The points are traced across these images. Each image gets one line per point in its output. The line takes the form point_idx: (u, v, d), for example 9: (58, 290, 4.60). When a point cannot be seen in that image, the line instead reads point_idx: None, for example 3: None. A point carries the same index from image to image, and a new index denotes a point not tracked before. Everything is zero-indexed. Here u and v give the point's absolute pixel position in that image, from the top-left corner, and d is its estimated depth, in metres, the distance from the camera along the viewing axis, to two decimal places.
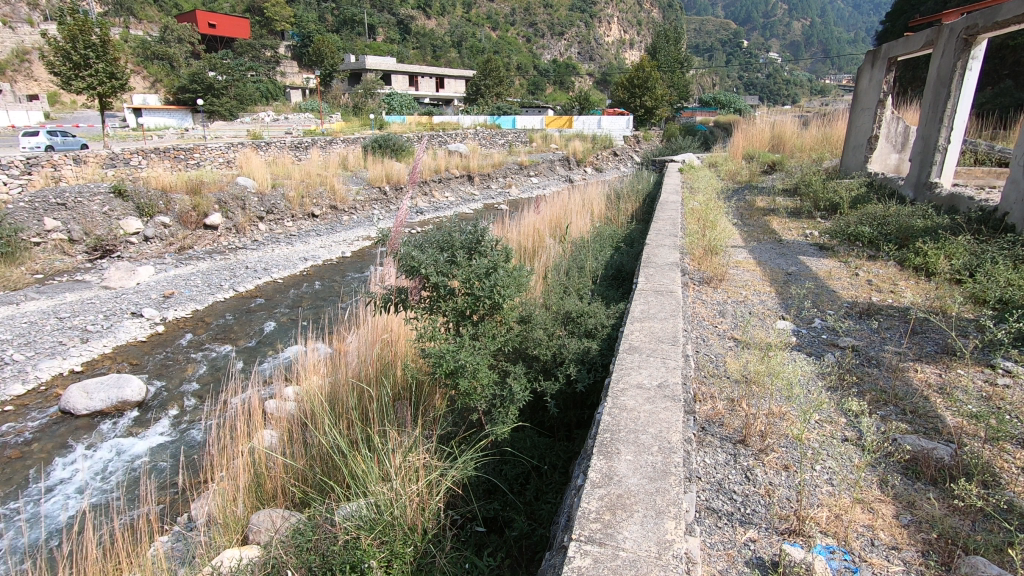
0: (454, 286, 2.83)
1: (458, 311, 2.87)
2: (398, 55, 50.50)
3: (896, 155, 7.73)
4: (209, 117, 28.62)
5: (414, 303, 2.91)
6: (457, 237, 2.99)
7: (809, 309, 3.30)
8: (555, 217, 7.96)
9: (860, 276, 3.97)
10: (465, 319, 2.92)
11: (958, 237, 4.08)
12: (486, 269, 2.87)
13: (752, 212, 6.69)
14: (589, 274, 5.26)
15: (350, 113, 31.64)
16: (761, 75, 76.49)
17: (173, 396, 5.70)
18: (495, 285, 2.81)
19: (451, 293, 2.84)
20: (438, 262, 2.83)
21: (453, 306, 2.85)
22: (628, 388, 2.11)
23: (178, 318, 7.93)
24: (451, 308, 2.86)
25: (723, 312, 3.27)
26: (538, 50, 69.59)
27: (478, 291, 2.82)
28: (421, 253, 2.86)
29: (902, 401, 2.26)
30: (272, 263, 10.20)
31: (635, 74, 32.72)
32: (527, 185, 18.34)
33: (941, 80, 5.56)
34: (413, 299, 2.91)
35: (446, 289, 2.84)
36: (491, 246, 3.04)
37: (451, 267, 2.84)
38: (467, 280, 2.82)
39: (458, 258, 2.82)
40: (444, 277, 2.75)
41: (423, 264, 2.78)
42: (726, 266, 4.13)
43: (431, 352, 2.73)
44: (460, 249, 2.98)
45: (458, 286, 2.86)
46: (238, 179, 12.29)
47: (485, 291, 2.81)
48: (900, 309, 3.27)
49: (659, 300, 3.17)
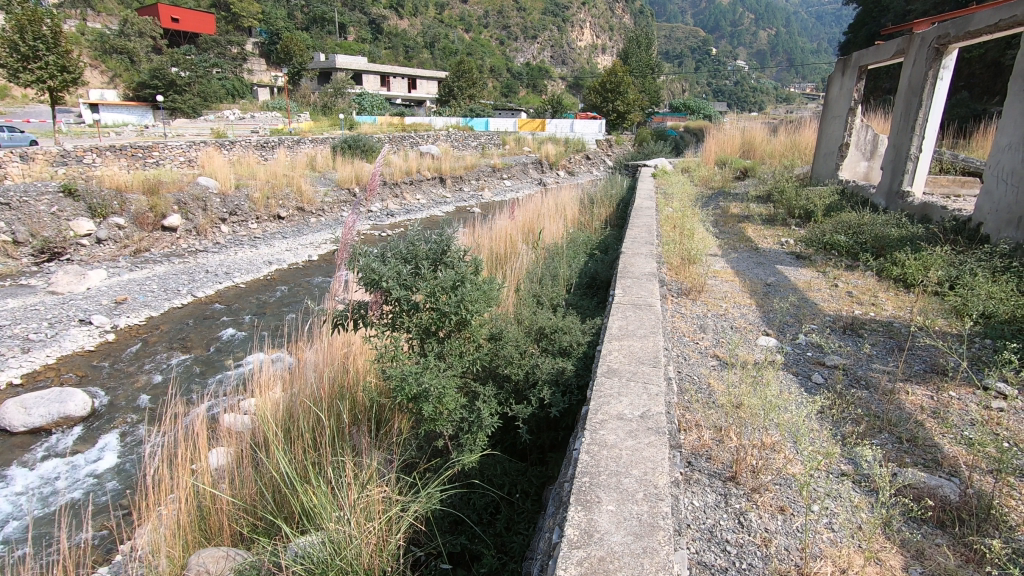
0: (417, 299, 2.59)
1: (422, 328, 2.63)
2: (369, 55, 49.81)
3: (865, 163, 7.79)
4: (171, 114, 27.60)
5: (374, 319, 2.65)
6: (421, 245, 2.74)
7: (791, 325, 3.16)
8: (527, 221, 7.72)
9: (839, 287, 3.88)
10: (430, 335, 2.67)
11: (936, 248, 4.03)
12: (453, 281, 2.64)
13: (726, 219, 6.62)
14: (563, 281, 5.14)
15: (319, 113, 31.02)
16: (728, 82, 78.14)
17: (121, 410, 5.28)
18: (462, 299, 2.59)
19: (415, 308, 2.59)
20: (398, 275, 2.58)
21: (415, 321, 2.60)
22: (608, 419, 1.91)
23: (130, 326, 7.44)
24: (413, 325, 2.61)
25: (704, 327, 3.10)
26: (510, 53, 69.73)
27: (444, 303, 2.59)
28: (381, 264, 2.61)
29: (896, 428, 2.11)
30: (234, 267, 9.73)
31: (608, 79, 32.94)
32: (500, 189, 18.17)
33: (913, 88, 5.56)
34: (373, 315, 2.65)
35: (408, 304, 2.60)
36: (458, 257, 2.81)
37: (414, 278, 2.60)
38: (432, 291, 2.59)
39: (422, 270, 2.58)
40: (405, 289, 2.51)
41: (383, 275, 2.53)
42: (704, 277, 3.98)
43: (393, 373, 2.48)
44: (424, 260, 2.74)
45: (421, 301, 2.61)
46: (199, 179, 11.74)
47: (453, 305, 2.58)
48: (884, 324, 3.16)
49: (637, 315, 2.99)
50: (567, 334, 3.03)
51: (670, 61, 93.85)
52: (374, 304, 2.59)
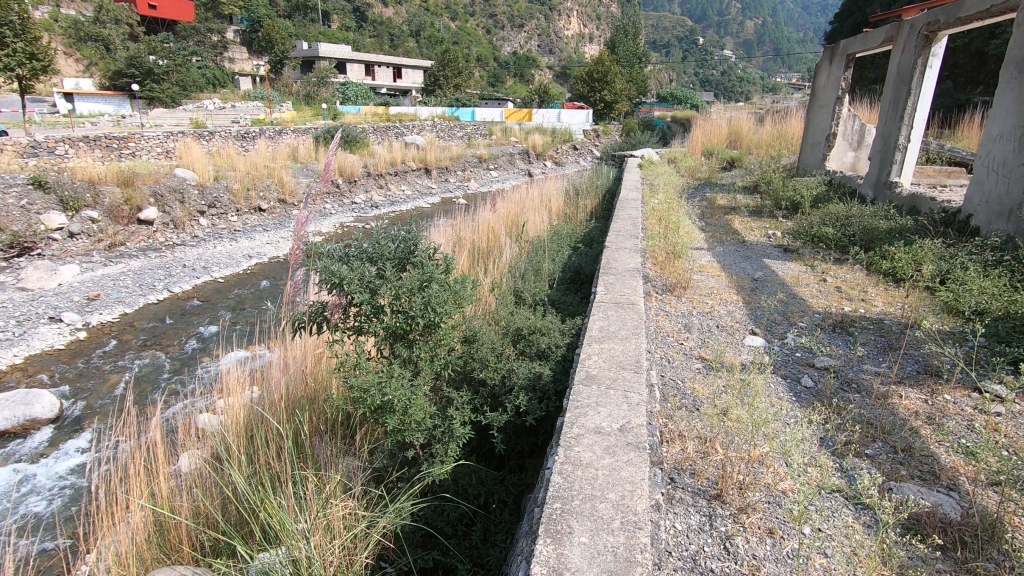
0: (382, 303, 2.45)
1: (388, 332, 2.48)
2: (353, 43, 48.94)
3: (852, 153, 7.71)
4: (149, 103, 26.91)
5: (337, 324, 2.49)
6: (386, 245, 2.60)
7: (780, 323, 3.04)
8: (510, 213, 7.54)
9: (828, 282, 3.78)
10: (397, 340, 2.53)
11: (926, 240, 3.93)
12: (420, 282, 2.50)
13: (713, 210, 6.50)
14: (546, 276, 5.01)
15: (302, 103, 30.44)
16: (715, 72, 78.16)
17: (90, 412, 5.05)
18: (430, 302, 2.45)
19: (380, 312, 2.45)
20: (361, 277, 2.44)
21: (381, 326, 2.46)
22: (584, 434, 1.76)
23: (102, 323, 7.17)
24: (379, 329, 2.47)
25: (688, 326, 2.97)
26: (496, 42, 69.09)
27: (411, 306, 2.45)
28: (343, 266, 2.46)
29: (890, 437, 1.99)
30: (212, 261, 9.45)
31: (595, 68, 32.67)
32: (486, 179, 17.94)
33: (901, 76, 5.45)
34: (336, 320, 2.49)
35: (373, 308, 2.45)
36: (426, 257, 2.65)
37: (378, 280, 2.45)
38: (397, 294, 2.45)
39: (386, 271, 2.44)
40: (368, 291, 2.37)
41: (345, 278, 2.38)
42: (690, 272, 3.85)
43: (356, 382, 2.32)
44: (390, 260, 2.60)
45: (387, 305, 2.47)
46: (177, 170, 11.38)
47: (420, 308, 2.44)
48: (874, 321, 3.05)
49: (619, 314, 2.85)
50: (545, 335, 2.88)
51: (657, 51, 93.62)
52: (336, 308, 2.44)
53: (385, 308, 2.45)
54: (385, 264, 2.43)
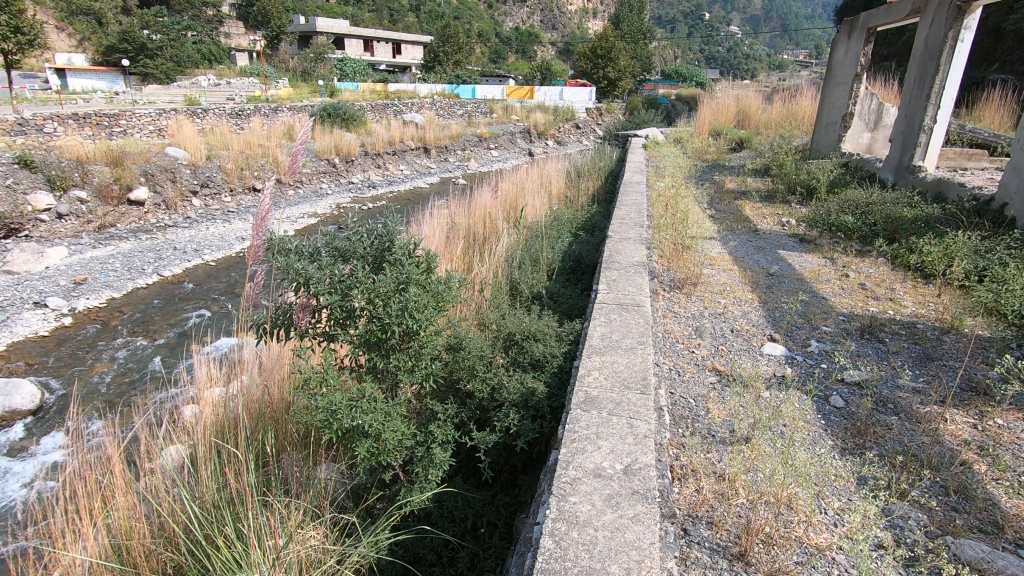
0: (355, 306, 2.18)
1: (361, 340, 2.22)
2: (352, 19, 47.83)
3: (868, 134, 7.31)
4: (143, 79, 26.29)
5: (303, 331, 2.22)
6: (361, 242, 2.32)
7: (803, 327, 2.75)
8: (508, 197, 7.17)
9: (851, 277, 3.47)
10: (372, 348, 2.26)
11: (958, 232, 3.60)
12: (397, 283, 2.23)
13: (721, 195, 6.16)
14: (545, 267, 4.72)
15: (298, 79, 29.75)
16: (720, 49, 76.67)
17: (73, 404, 4.80)
18: (407, 305, 2.18)
19: (352, 317, 2.18)
20: (331, 277, 2.18)
21: (353, 332, 2.19)
22: (582, 478, 1.48)
23: (89, 308, 6.89)
24: (350, 336, 2.20)
25: (700, 330, 2.67)
26: (498, 18, 67.66)
27: (387, 309, 2.18)
28: (310, 264, 2.18)
29: (938, 475, 1.70)
30: (203, 243, 9.13)
31: (598, 44, 31.86)
32: (486, 159, 17.51)
33: (929, 51, 5.05)
34: (302, 326, 2.21)
35: (344, 312, 2.18)
36: (404, 255, 2.36)
37: (350, 280, 2.18)
38: (371, 297, 2.19)
39: (358, 270, 2.18)
40: (337, 294, 2.10)
41: (312, 277, 2.11)
42: (700, 266, 3.54)
43: (322, 401, 2.05)
44: (365, 259, 2.33)
45: (361, 309, 2.20)
46: (168, 149, 11.01)
47: (397, 312, 2.17)
48: (907, 325, 2.76)
49: (622, 318, 2.55)
50: (541, 342, 2.56)
51: (662, 26, 91.62)
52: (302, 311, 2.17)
53: (356, 312, 2.18)
54: (356, 263, 2.17)
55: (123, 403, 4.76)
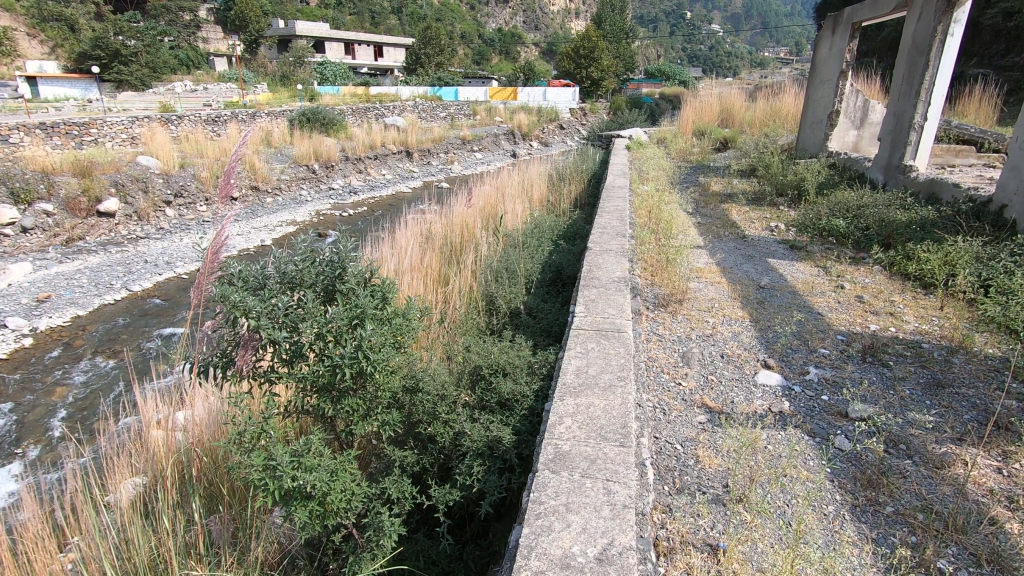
0: (302, 341, 1.88)
1: (307, 382, 1.92)
2: (332, 22, 47.30)
3: (854, 132, 7.13)
4: (117, 86, 25.66)
5: (245, 374, 1.92)
6: (311, 268, 2.03)
7: (801, 350, 2.50)
8: (487, 203, 6.92)
9: (847, 289, 3.25)
10: (321, 392, 1.97)
11: (957, 238, 3.39)
12: (349, 317, 1.94)
13: (707, 198, 5.94)
14: (522, 279, 4.47)
15: (277, 84, 29.25)
16: (703, 47, 77.02)
17: (29, 435, 4.42)
18: (360, 342, 1.89)
19: (298, 355, 1.88)
20: (275, 310, 1.88)
21: (300, 374, 1.90)
22: (547, 571, 1.22)
23: (52, 328, 6.47)
24: (296, 378, 1.91)
25: (687, 357, 2.41)
26: (480, 18, 67.31)
27: (337, 348, 1.89)
28: (253, 295, 1.89)
29: (967, 539, 1.45)
30: (176, 255, 8.72)
31: (581, 44, 31.74)
32: (470, 161, 17.21)
33: (918, 46, 4.86)
34: (243, 369, 1.92)
35: (290, 350, 1.89)
36: (359, 284, 2.08)
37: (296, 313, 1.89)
38: (321, 333, 1.89)
39: (306, 302, 1.89)
40: (280, 331, 1.81)
41: (253, 309, 1.81)
42: (687, 280, 3.30)
43: (261, 458, 1.77)
44: (315, 289, 2.03)
45: (309, 345, 1.92)
46: (139, 158, 10.58)
47: (348, 350, 1.89)
48: (911, 345, 2.53)
49: (603, 349, 2.27)
50: (512, 378, 2.28)
51: (644, 25, 91.90)
52: (244, 350, 1.88)
53: (302, 351, 1.89)
54: (305, 294, 1.88)
55: (83, 431, 4.39)
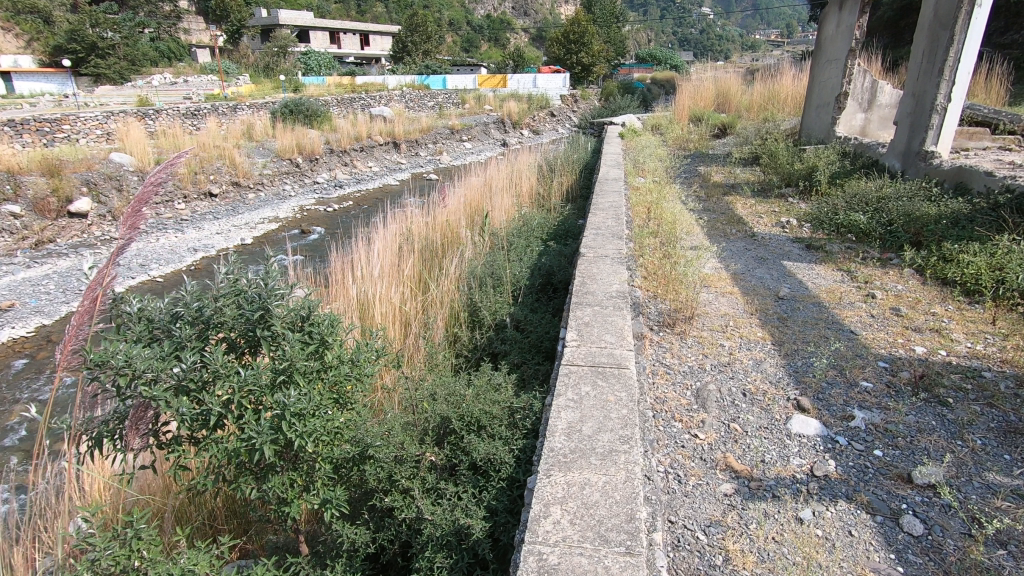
0: (210, 409, 1.42)
1: (220, 461, 1.46)
2: (316, 10, 46.21)
3: (862, 115, 6.68)
4: (95, 80, 24.72)
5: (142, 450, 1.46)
6: (228, 308, 1.54)
7: (840, 384, 2.07)
8: (472, 198, 6.42)
9: (878, 298, 2.84)
10: (241, 469, 1.51)
11: (1000, 237, 2.98)
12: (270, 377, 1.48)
13: (709, 190, 5.50)
14: (509, 287, 4.04)
15: (260, 75, 28.34)
16: (694, 31, 76.03)
17: None
18: (284, 410, 1.44)
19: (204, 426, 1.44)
20: (174, 373, 1.42)
21: (210, 450, 1.45)
22: None
23: (13, 340, 5.81)
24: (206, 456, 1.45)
25: (702, 397, 1.99)
26: (468, 5, 66.04)
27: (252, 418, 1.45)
28: (150, 347, 1.43)
29: None
30: (151, 257, 7.97)
31: (570, 29, 31.09)
32: (460, 152, 16.65)
33: (942, 19, 4.39)
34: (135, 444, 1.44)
35: (197, 421, 1.43)
36: (289, 326, 1.61)
37: (203, 374, 1.45)
38: (234, 399, 1.45)
39: (216, 360, 1.44)
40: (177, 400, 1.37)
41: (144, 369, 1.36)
42: (697, 291, 2.86)
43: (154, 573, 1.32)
44: (233, 333, 1.55)
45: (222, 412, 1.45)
46: (112, 155, 9.97)
47: (267, 421, 1.44)
48: (968, 372, 2.11)
49: (601, 396, 1.82)
50: (488, 434, 1.81)
51: (634, 8, 90.68)
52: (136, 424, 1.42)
53: (213, 422, 1.44)
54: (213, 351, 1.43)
55: (32, 459, 3.87)
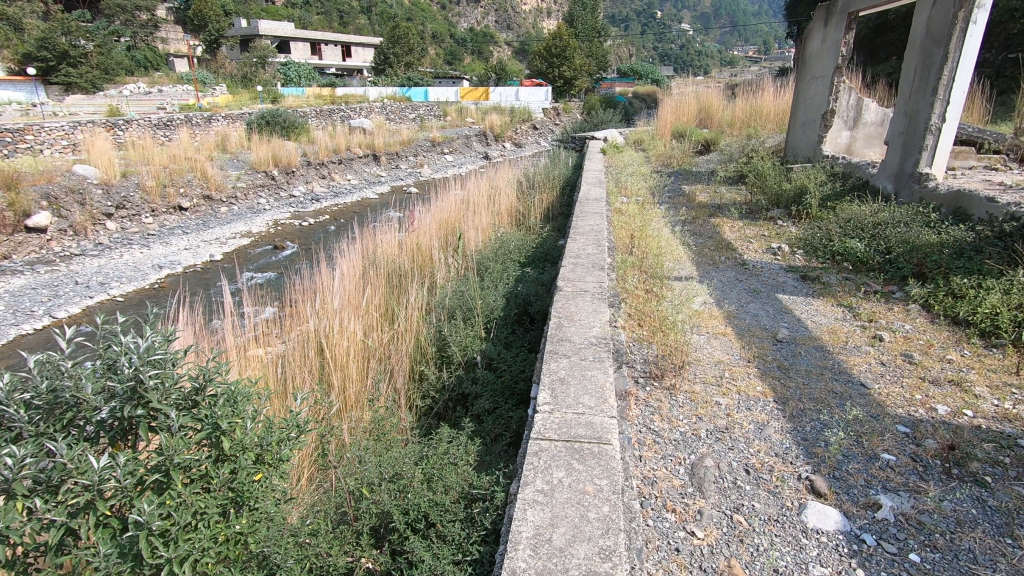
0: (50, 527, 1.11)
1: None
2: (297, 22, 45.68)
3: (848, 133, 6.48)
4: (66, 89, 23.77)
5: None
6: (88, 386, 1.21)
7: (859, 457, 1.76)
8: (447, 216, 6.07)
9: (887, 339, 2.56)
10: None
11: (1014, 270, 2.74)
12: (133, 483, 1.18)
13: (694, 211, 5.25)
14: (480, 319, 3.68)
15: (238, 85, 27.76)
16: (674, 46, 77.19)
17: None
18: (145, 525, 1.14)
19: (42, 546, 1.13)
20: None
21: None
22: None
23: None
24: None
25: (698, 478, 1.67)
26: (452, 19, 66.15)
27: (108, 535, 1.14)
28: None
29: None
30: (112, 275, 7.41)
31: (552, 43, 31.14)
32: (441, 165, 16.33)
33: (935, 36, 4.21)
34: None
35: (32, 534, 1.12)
36: (173, 409, 1.29)
37: (49, 476, 1.14)
38: (84, 507, 1.14)
39: (63, 456, 1.14)
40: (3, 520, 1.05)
41: None
42: (687, 333, 2.55)
43: None
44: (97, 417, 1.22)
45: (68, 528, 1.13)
46: (75, 167, 9.39)
47: (124, 540, 1.14)
48: (1003, 439, 1.82)
49: (578, 486, 1.48)
50: (437, 534, 1.49)
51: (615, 24, 91.84)
52: None
53: (57, 541, 1.14)
54: (61, 442, 1.14)
55: None
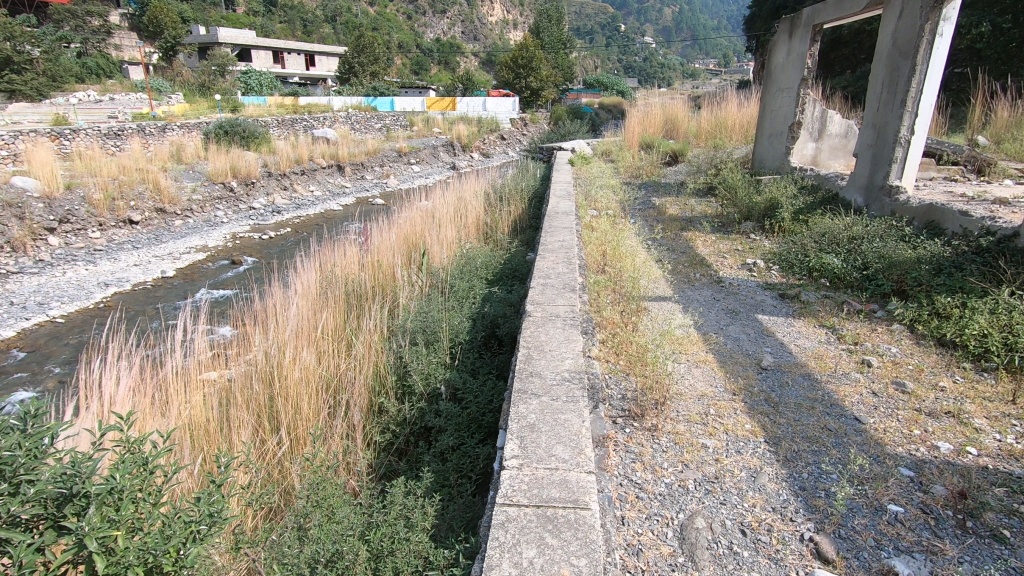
0: None
1: None
2: (259, 29, 44.61)
3: (813, 144, 6.49)
4: (9, 97, 22.43)
5: None
6: None
7: (864, 510, 1.57)
8: (410, 231, 5.77)
9: (876, 364, 2.42)
10: None
11: (994, 289, 2.66)
12: None
13: (666, 225, 5.11)
14: (445, 344, 3.41)
15: (195, 94, 26.74)
16: (638, 58, 78.58)
17: None
18: None
19: None
20: None
21: None
22: None
23: None
24: None
25: (688, 544, 1.45)
26: (418, 30, 65.85)
27: None
28: None
29: None
30: (53, 294, 6.84)
31: (519, 54, 31.18)
32: (408, 175, 15.99)
33: (901, 49, 4.17)
34: None
35: None
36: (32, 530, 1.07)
37: None
38: None
39: None
40: None
41: None
42: (667, 362, 2.35)
43: None
44: None
45: None
46: (14, 179, 8.74)
47: None
48: (1013, 480, 1.67)
49: (552, 568, 1.23)
50: None
51: (581, 36, 93.08)
52: None
53: None
54: None
55: None
